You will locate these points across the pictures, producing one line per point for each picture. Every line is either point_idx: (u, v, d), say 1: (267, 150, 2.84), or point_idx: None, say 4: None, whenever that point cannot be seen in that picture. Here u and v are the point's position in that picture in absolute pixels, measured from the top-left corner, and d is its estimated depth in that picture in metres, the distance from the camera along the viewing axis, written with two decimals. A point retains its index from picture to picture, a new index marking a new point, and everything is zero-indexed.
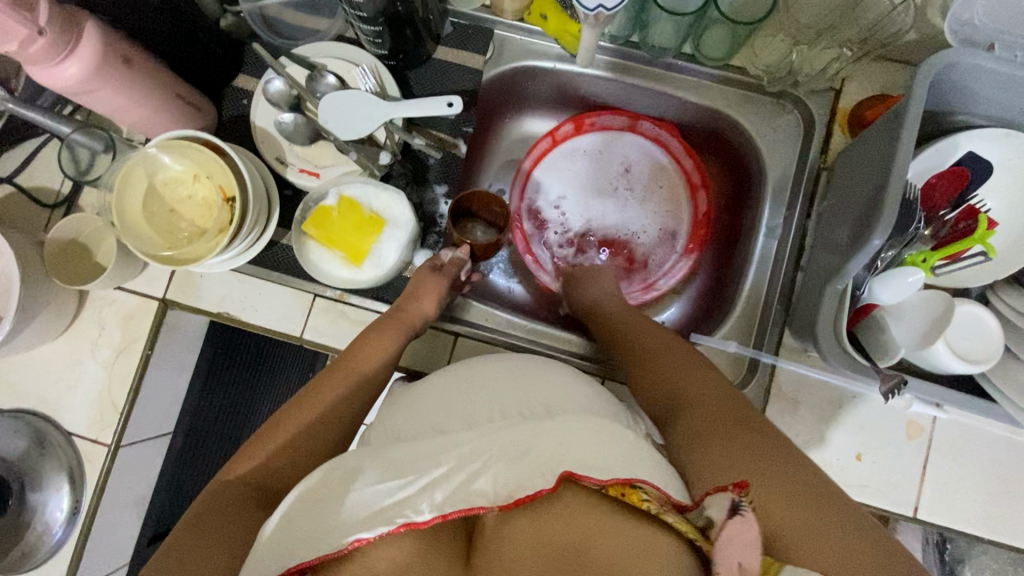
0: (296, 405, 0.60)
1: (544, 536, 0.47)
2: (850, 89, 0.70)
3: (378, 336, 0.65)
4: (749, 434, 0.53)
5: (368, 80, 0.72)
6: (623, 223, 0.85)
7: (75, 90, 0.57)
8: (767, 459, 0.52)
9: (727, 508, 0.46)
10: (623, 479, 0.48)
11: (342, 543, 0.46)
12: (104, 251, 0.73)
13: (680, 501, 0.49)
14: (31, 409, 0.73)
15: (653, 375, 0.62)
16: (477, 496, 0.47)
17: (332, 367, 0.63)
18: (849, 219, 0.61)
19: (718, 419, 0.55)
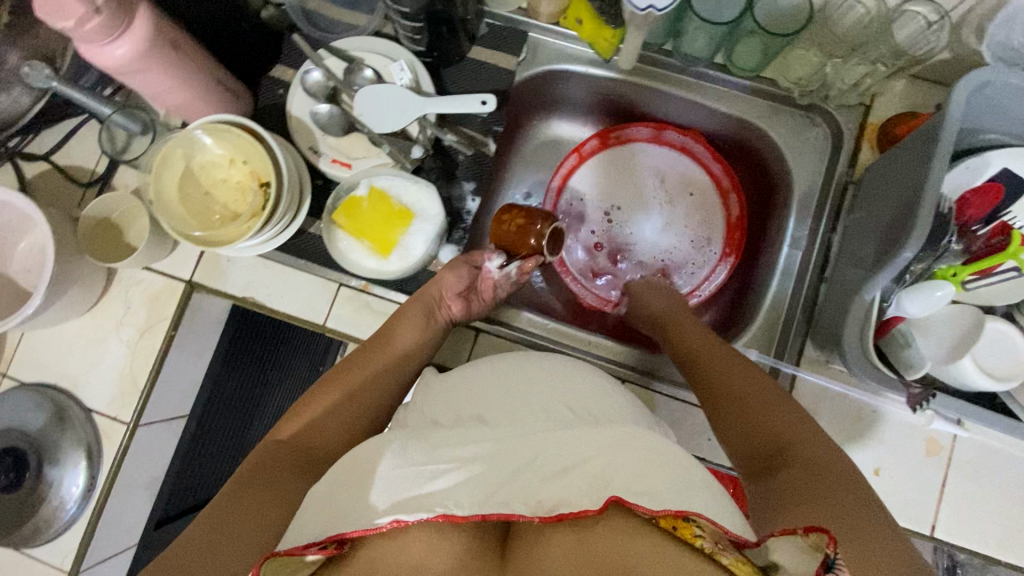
0: (332, 379, 0.64)
1: (585, 552, 0.45)
2: (880, 105, 0.71)
3: (407, 316, 0.68)
4: (855, 505, 0.47)
5: (404, 75, 0.73)
6: (652, 236, 0.86)
7: (123, 70, 0.59)
8: (857, 516, 0.46)
9: (817, 563, 0.43)
10: (676, 511, 0.46)
11: (377, 522, 0.47)
12: (137, 231, 0.73)
13: (741, 538, 0.47)
14: (53, 384, 0.74)
15: (745, 421, 0.58)
16: (518, 503, 0.48)
17: (367, 344, 0.67)
18: (876, 232, 0.61)
19: (822, 482, 0.49)
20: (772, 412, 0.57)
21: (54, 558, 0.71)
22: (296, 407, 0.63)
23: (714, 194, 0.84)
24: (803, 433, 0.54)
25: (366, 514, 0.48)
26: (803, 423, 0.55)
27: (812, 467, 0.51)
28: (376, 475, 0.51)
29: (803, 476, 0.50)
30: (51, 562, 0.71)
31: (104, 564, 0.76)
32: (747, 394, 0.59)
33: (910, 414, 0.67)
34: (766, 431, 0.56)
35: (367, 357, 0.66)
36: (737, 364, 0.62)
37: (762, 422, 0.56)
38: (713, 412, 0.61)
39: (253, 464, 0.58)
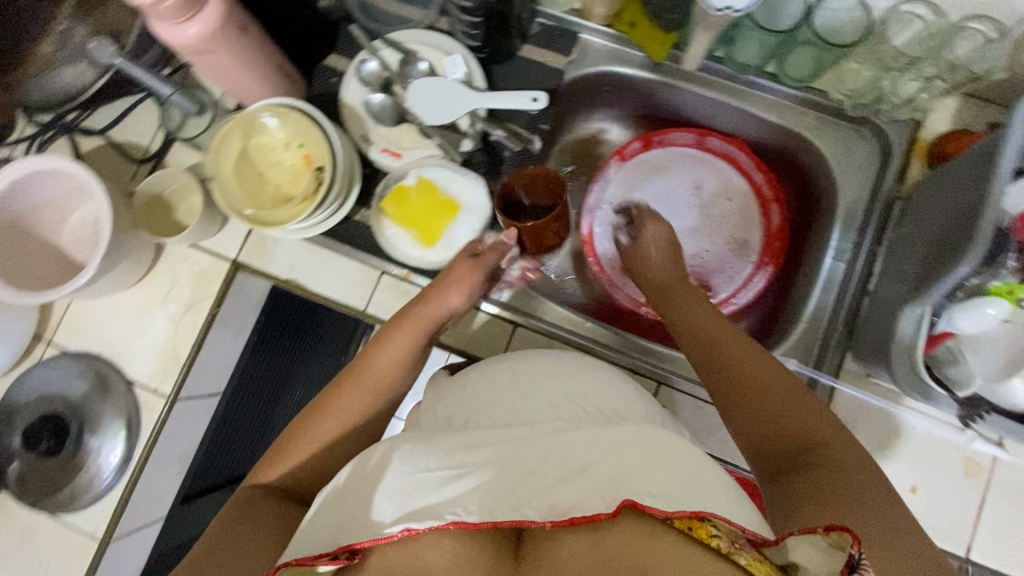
0: (308, 412, 0.60)
1: (598, 562, 0.42)
2: (932, 121, 0.70)
3: (396, 336, 0.64)
4: (879, 512, 0.45)
5: (457, 70, 0.75)
6: (686, 244, 0.84)
7: (192, 50, 0.60)
8: (881, 514, 0.45)
9: (841, 562, 0.40)
10: (693, 512, 0.44)
11: (387, 530, 0.47)
12: (186, 210, 0.75)
13: (759, 537, 0.44)
14: (97, 354, 0.75)
15: (762, 412, 0.53)
16: (531, 507, 0.46)
17: (350, 371, 0.62)
18: (923, 247, 0.61)
19: (849, 487, 0.46)
20: (791, 405, 0.53)
21: (87, 526, 0.72)
22: (274, 447, 0.59)
23: (755, 203, 0.83)
24: (823, 426, 0.51)
25: (373, 524, 0.47)
26: (824, 415, 0.52)
27: (835, 469, 0.48)
28: (383, 481, 0.50)
29: (827, 479, 0.47)
30: (85, 529, 0.72)
31: (134, 534, 0.77)
32: (764, 383, 0.54)
33: (953, 433, 0.66)
34: (785, 425, 0.52)
35: (349, 383, 0.61)
36: (751, 347, 0.58)
37: (776, 411, 0.53)
38: (721, 395, 0.56)
39: (235, 506, 0.54)
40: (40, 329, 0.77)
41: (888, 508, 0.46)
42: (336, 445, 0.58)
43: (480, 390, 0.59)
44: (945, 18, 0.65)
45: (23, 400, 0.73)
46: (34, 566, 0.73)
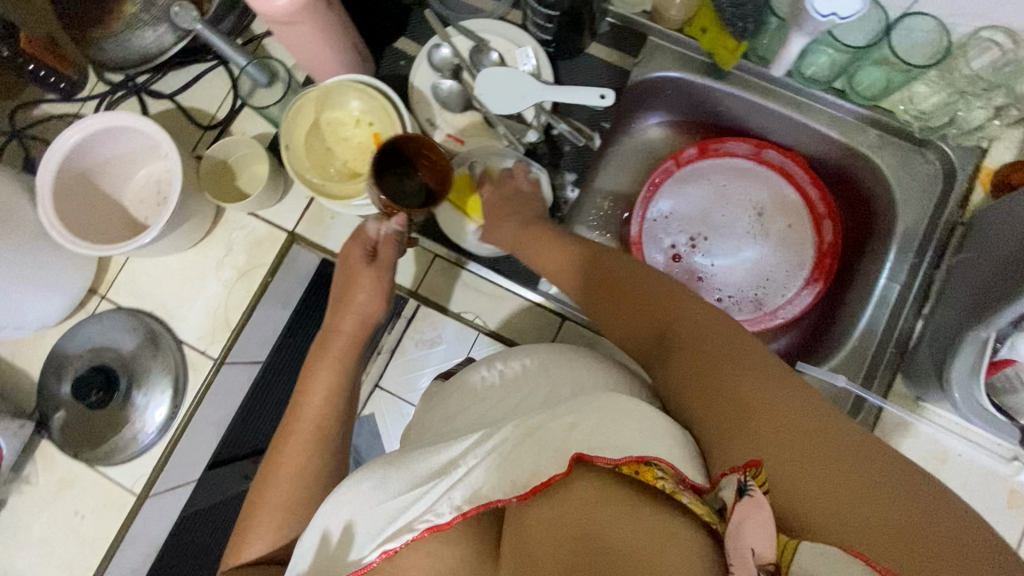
0: (263, 477, 0.60)
1: (558, 525, 0.41)
2: (998, 149, 0.70)
3: (323, 360, 0.64)
4: (743, 373, 0.45)
5: (528, 62, 0.76)
6: (737, 259, 0.85)
7: (278, 20, 0.61)
8: (766, 401, 0.43)
9: (733, 489, 0.39)
10: (637, 457, 0.41)
11: (365, 559, 0.46)
12: (248, 179, 0.77)
13: (696, 483, 0.41)
14: (148, 312, 0.77)
15: (630, 315, 0.58)
16: (495, 488, 0.44)
17: (287, 413, 0.62)
18: (984, 273, 0.62)
19: (710, 357, 0.48)
20: (647, 300, 0.57)
21: (126, 480, 0.73)
22: (241, 523, 0.59)
23: (808, 219, 0.83)
24: (684, 308, 0.54)
25: (353, 560, 0.47)
26: (666, 299, 0.56)
27: (695, 343, 0.50)
28: (357, 527, 0.48)
29: (690, 359, 0.50)
30: (123, 483, 0.73)
31: (168, 493, 0.78)
32: (622, 288, 0.59)
33: (999, 463, 0.66)
34: (652, 320, 0.56)
35: (287, 437, 0.60)
36: (610, 261, 0.62)
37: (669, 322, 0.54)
38: (603, 316, 0.61)
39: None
40: (96, 282, 0.78)
41: (757, 366, 0.46)
42: (298, 503, 0.58)
43: (480, 397, 0.59)
44: None
45: (73, 350, 0.74)
46: (69, 516, 0.73)
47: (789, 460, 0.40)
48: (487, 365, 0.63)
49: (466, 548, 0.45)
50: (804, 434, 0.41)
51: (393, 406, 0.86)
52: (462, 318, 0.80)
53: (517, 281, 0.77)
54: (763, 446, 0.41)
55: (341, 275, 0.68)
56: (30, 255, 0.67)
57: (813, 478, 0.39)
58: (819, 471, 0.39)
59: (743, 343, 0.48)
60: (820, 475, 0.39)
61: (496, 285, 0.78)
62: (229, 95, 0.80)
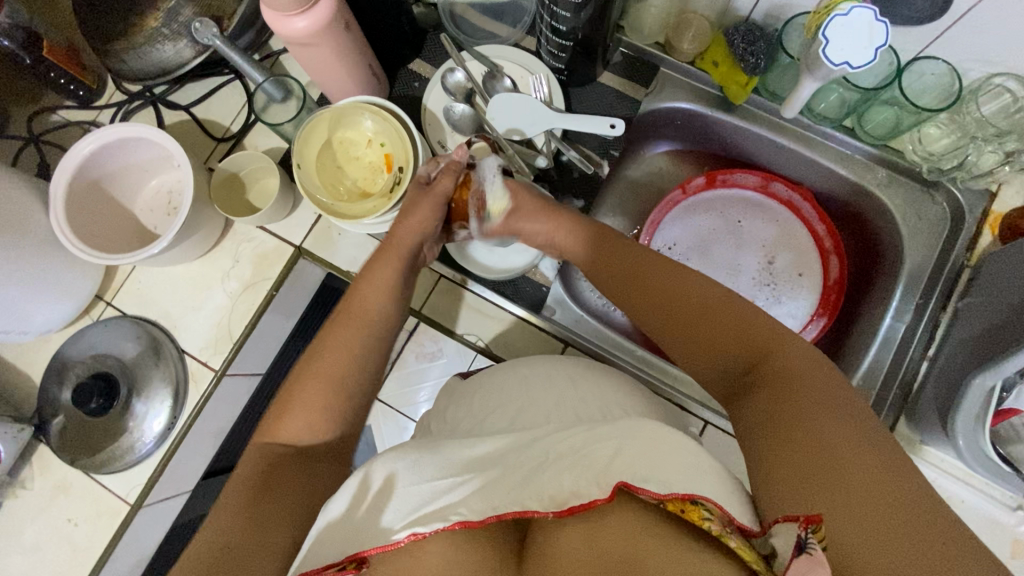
0: (306, 374, 0.57)
1: (597, 546, 0.42)
2: (1008, 194, 0.70)
3: (375, 277, 0.62)
4: (817, 411, 0.44)
5: (540, 89, 0.77)
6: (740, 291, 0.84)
7: (295, 41, 0.61)
8: (839, 443, 0.42)
9: (793, 546, 0.37)
10: (683, 494, 0.41)
11: (394, 537, 0.45)
12: (258, 193, 0.78)
13: (747, 526, 0.42)
14: (152, 320, 0.77)
15: (703, 335, 0.53)
16: (532, 499, 0.45)
17: (336, 319, 0.60)
18: (994, 319, 0.61)
19: (792, 398, 0.46)
20: (725, 323, 0.52)
21: (121, 489, 0.73)
22: (278, 403, 0.56)
23: (813, 253, 0.83)
24: (776, 340, 0.50)
25: (382, 530, 0.46)
26: (755, 325, 0.51)
27: (781, 383, 0.47)
28: (393, 497, 0.48)
29: (772, 397, 0.47)
30: (118, 491, 0.73)
31: (162, 502, 0.78)
32: (696, 307, 0.54)
33: (1002, 511, 0.66)
34: (732, 348, 0.52)
35: (340, 333, 0.59)
36: (674, 273, 0.57)
37: (727, 339, 0.52)
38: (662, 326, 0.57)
39: (250, 472, 0.52)
40: (102, 288, 0.78)
41: (841, 415, 0.44)
42: (334, 403, 0.56)
43: (507, 396, 0.59)
44: None
45: (75, 357, 0.74)
46: (63, 522, 0.73)
47: (859, 524, 0.39)
48: (508, 370, 0.62)
49: (490, 550, 0.45)
50: (880, 501, 0.40)
51: (393, 421, 0.86)
52: (462, 338, 0.80)
53: (516, 301, 0.76)
54: (838, 507, 0.40)
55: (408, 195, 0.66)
56: (36, 260, 0.68)
57: (879, 542, 0.39)
58: (883, 535, 0.39)
59: (830, 383, 0.46)
60: (891, 546, 0.38)
61: (497, 307, 0.78)
62: (244, 109, 0.81)
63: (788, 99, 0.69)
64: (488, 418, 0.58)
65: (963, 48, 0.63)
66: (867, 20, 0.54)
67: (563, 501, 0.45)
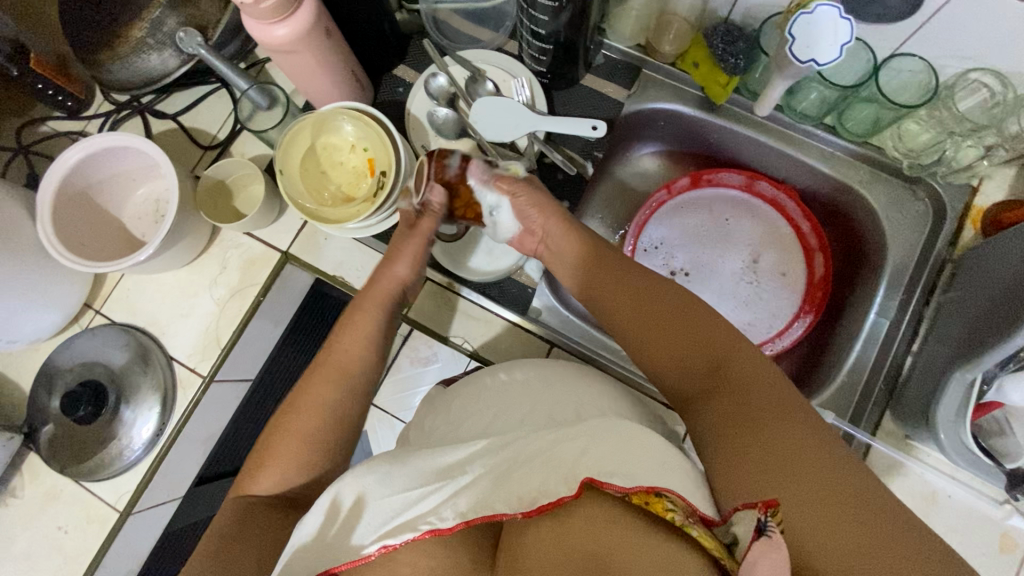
0: (277, 424, 0.59)
1: (565, 548, 0.43)
2: (989, 187, 0.70)
3: (358, 318, 0.65)
4: (774, 415, 0.46)
5: (523, 92, 0.78)
6: (723, 289, 0.85)
7: (277, 49, 0.62)
8: (796, 444, 0.44)
9: (753, 529, 0.42)
10: (648, 487, 0.43)
11: (365, 550, 0.46)
12: (245, 200, 0.78)
13: (708, 515, 0.44)
14: (141, 327, 0.77)
15: (666, 339, 0.54)
16: (501, 502, 0.45)
17: (320, 363, 0.62)
18: (976, 312, 0.61)
19: (749, 402, 0.48)
20: (687, 328, 0.53)
21: (110, 496, 0.73)
22: (259, 453, 0.59)
23: (799, 251, 0.84)
24: (735, 345, 0.51)
25: (352, 546, 0.46)
26: (714, 329, 0.53)
27: (738, 389, 0.48)
28: (366, 509, 0.47)
29: (732, 402, 0.48)
30: (106, 498, 0.73)
31: (152, 509, 0.78)
32: (662, 312, 0.55)
33: (988, 505, 0.65)
34: (694, 351, 0.52)
35: (318, 375, 0.61)
36: (644, 281, 0.58)
37: (689, 340, 0.53)
38: (631, 330, 0.57)
39: (226, 522, 0.54)
40: (91, 297, 0.79)
41: (796, 418, 0.46)
42: (309, 444, 0.57)
43: (488, 401, 0.59)
44: (1011, 91, 0.65)
45: (64, 364, 0.75)
46: (52, 531, 0.73)
47: (819, 522, 0.42)
48: (491, 373, 0.62)
49: (465, 557, 0.46)
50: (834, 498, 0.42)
51: (385, 422, 0.86)
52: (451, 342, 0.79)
53: (506, 306, 0.77)
54: (796, 503, 0.42)
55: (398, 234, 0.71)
56: (24, 269, 0.68)
57: (834, 536, 0.41)
58: (838, 530, 0.41)
59: (782, 388, 0.48)
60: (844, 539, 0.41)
61: (484, 310, 0.77)
62: (230, 117, 0.81)
63: (768, 96, 0.69)
64: (469, 419, 0.58)
65: (937, 43, 0.63)
66: (831, 17, 0.55)
67: (540, 498, 0.45)
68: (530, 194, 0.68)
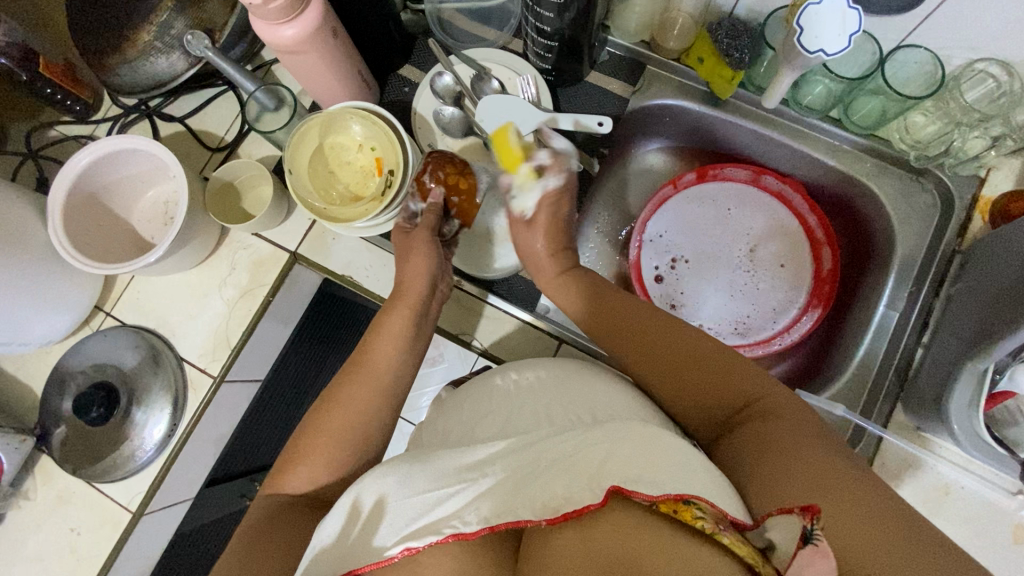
0: (313, 423, 0.59)
1: (591, 553, 0.41)
2: (996, 178, 0.70)
3: (388, 326, 0.65)
4: (799, 439, 0.48)
5: (528, 89, 0.78)
6: (730, 285, 0.85)
7: (285, 49, 0.63)
8: (823, 461, 0.45)
9: (797, 538, 0.40)
10: (675, 495, 0.42)
11: (387, 553, 0.45)
12: (253, 200, 0.79)
13: (739, 519, 0.42)
14: (152, 329, 0.78)
15: (687, 379, 0.57)
16: (525, 508, 0.45)
17: (352, 372, 0.62)
18: (987, 302, 0.61)
19: (775, 431, 0.49)
20: (708, 368, 0.56)
21: (122, 497, 0.73)
22: (285, 456, 0.59)
23: (807, 244, 0.83)
24: (752, 383, 0.54)
25: (376, 547, 0.46)
26: (733, 369, 0.56)
27: (769, 417, 0.51)
28: (386, 513, 0.48)
29: (758, 431, 0.50)
30: (119, 500, 0.73)
31: (164, 510, 0.78)
32: (681, 350, 0.58)
33: (1002, 497, 0.65)
34: (718, 390, 0.55)
35: (355, 382, 0.61)
36: (662, 321, 0.61)
37: (711, 379, 0.56)
38: (651, 373, 0.60)
39: (255, 522, 0.55)
40: (101, 299, 0.79)
41: (823, 442, 0.47)
42: (332, 448, 0.57)
43: (498, 400, 0.58)
44: (1017, 80, 0.65)
45: (76, 367, 0.75)
46: (66, 532, 0.73)
47: (857, 529, 0.41)
48: (501, 374, 0.62)
49: (483, 558, 0.45)
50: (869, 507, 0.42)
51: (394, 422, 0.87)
52: (462, 340, 0.79)
53: (515, 304, 0.76)
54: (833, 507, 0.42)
55: (399, 242, 0.71)
56: (36, 272, 0.69)
57: (876, 547, 0.40)
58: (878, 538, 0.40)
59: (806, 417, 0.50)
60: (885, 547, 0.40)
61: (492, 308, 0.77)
62: (237, 119, 0.82)
63: (772, 90, 0.70)
64: (480, 416, 0.58)
65: (942, 34, 0.64)
66: (838, 7, 0.55)
67: (554, 492, 0.45)
68: (546, 231, 0.72)
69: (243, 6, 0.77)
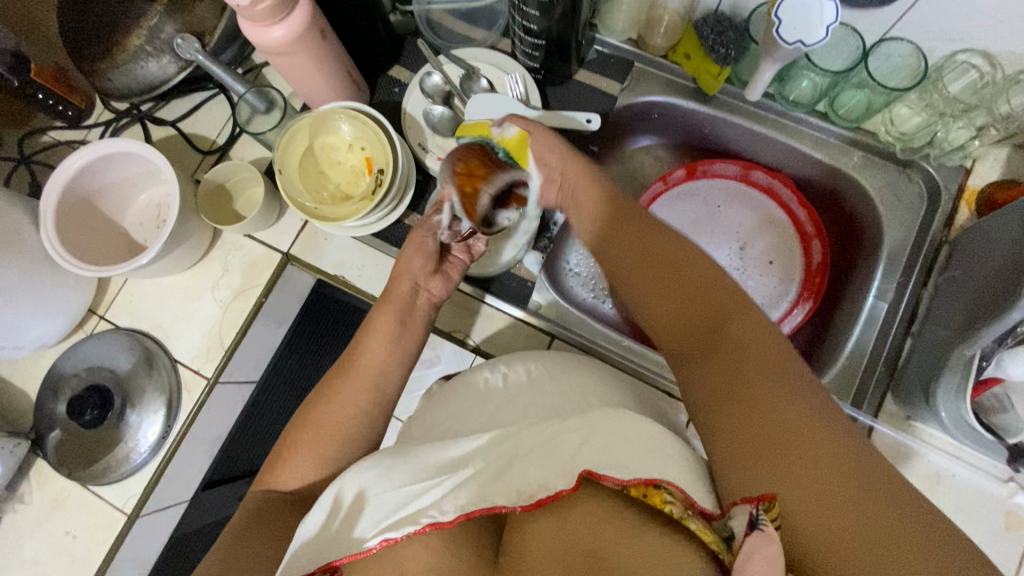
0: (309, 418, 0.59)
1: (564, 539, 0.43)
2: (982, 169, 0.71)
3: (383, 316, 0.64)
4: (769, 379, 0.45)
5: (517, 88, 0.78)
6: None
7: (273, 51, 0.63)
8: (791, 409, 0.43)
9: (744, 523, 0.40)
10: (646, 480, 0.42)
11: (365, 544, 0.46)
12: (245, 202, 0.79)
13: (707, 510, 0.43)
14: (145, 331, 0.78)
15: (658, 298, 0.54)
16: (500, 495, 0.45)
17: (347, 361, 0.63)
18: (975, 291, 0.61)
19: (744, 365, 0.46)
20: (681, 287, 0.52)
21: (117, 499, 0.73)
22: (278, 451, 0.60)
23: (796, 237, 0.84)
24: (728, 307, 0.50)
25: (353, 539, 0.46)
26: (707, 289, 0.51)
27: (734, 353, 0.47)
28: (366, 503, 0.48)
29: (723, 364, 0.48)
30: (114, 502, 0.73)
31: (160, 513, 0.79)
32: (651, 265, 0.54)
33: (994, 484, 0.65)
34: (687, 312, 0.52)
35: (351, 383, 0.61)
36: (639, 238, 0.56)
37: (682, 302, 0.52)
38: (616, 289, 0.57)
39: (247, 514, 0.55)
40: (94, 303, 0.79)
41: (789, 380, 0.45)
42: (328, 443, 0.58)
43: (487, 396, 0.58)
44: (998, 70, 0.66)
45: (70, 371, 0.75)
46: (61, 535, 0.73)
47: (810, 493, 0.41)
48: (489, 369, 0.62)
49: (465, 550, 0.46)
50: (838, 465, 0.41)
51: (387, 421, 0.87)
52: (451, 336, 0.80)
53: (509, 301, 0.77)
54: (791, 477, 0.41)
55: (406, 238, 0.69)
56: (30, 276, 0.69)
57: (830, 515, 0.40)
58: (829, 498, 0.40)
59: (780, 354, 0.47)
60: (832, 508, 0.40)
61: (485, 305, 0.78)
62: (229, 122, 0.82)
63: (757, 84, 0.70)
64: (470, 412, 0.58)
65: (924, 26, 0.64)
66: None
67: (542, 485, 0.45)
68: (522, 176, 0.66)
69: (233, 9, 0.77)
